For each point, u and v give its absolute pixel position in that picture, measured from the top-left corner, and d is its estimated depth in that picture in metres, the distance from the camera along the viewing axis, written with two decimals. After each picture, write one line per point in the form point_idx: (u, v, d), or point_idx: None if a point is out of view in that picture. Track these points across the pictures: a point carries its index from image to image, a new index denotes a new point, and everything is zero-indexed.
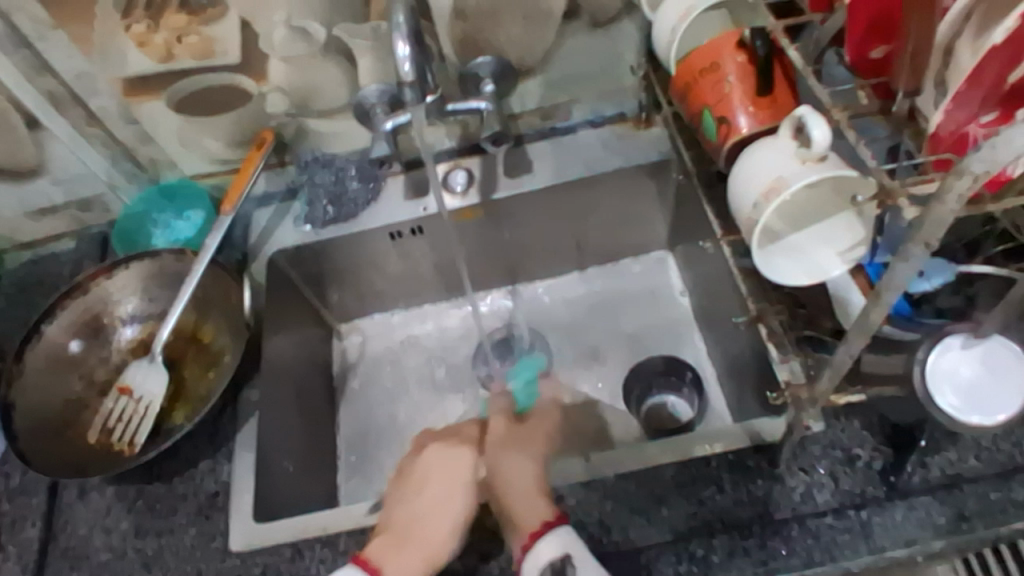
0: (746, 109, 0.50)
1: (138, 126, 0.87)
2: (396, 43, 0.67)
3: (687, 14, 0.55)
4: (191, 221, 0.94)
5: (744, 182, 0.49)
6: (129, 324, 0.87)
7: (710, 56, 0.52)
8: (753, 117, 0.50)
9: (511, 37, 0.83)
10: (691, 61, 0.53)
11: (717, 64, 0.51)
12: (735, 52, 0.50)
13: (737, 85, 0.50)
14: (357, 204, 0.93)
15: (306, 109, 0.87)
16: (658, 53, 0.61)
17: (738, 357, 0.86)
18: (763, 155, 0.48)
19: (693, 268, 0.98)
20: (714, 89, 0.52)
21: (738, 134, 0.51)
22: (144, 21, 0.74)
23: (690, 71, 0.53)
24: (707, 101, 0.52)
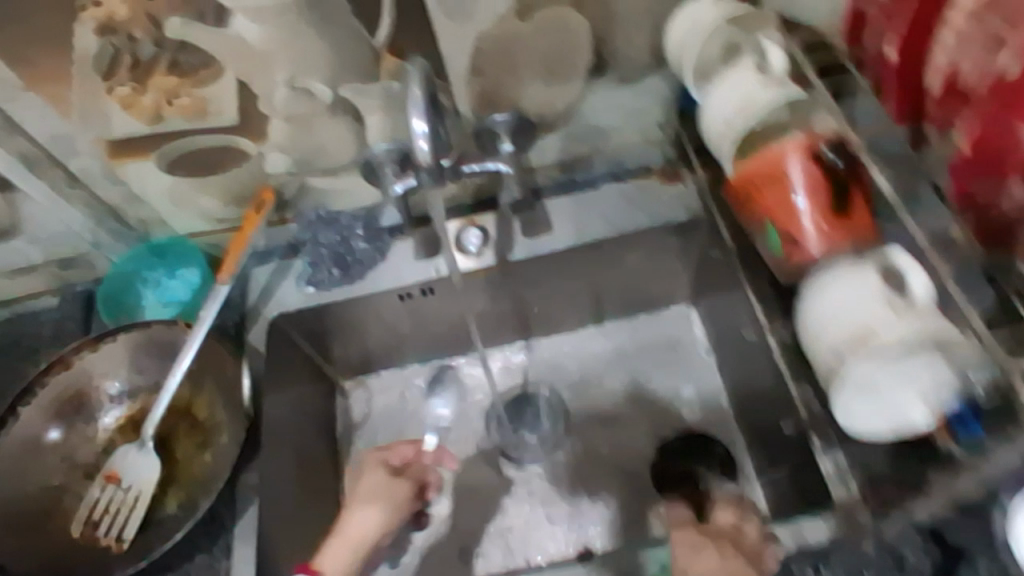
0: (819, 228, 0.54)
1: (124, 187, 0.80)
2: (413, 118, 0.60)
3: (749, 109, 0.56)
4: (184, 282, 0.87)
5: (826, 312, 0.52)
6: (116, 403, 0.80)
7: (782, 167, 0.54)
8: (826, 237, 0.54)
9: (530, 92, 0.76)
10: (758, 167, 0.55)
11: (789, 178, 0.54)
12: (808, 167, 0.53)
13: (812, 204, 0.53)
14: (364, 264, 0.87)
15: (309, 167, 0.80)
16: (708, 135, 0.61)
17: (767, 433, 0.80)
18: (848, 291, 0.52)
19: (720, 326, 0.88)
20: (785, 203, 0.54)
21: (806, 250, 0.55)
22: (129, 83, 0.67)
23: (757, 180, 0.55)
24: (775, 213, 0.55)
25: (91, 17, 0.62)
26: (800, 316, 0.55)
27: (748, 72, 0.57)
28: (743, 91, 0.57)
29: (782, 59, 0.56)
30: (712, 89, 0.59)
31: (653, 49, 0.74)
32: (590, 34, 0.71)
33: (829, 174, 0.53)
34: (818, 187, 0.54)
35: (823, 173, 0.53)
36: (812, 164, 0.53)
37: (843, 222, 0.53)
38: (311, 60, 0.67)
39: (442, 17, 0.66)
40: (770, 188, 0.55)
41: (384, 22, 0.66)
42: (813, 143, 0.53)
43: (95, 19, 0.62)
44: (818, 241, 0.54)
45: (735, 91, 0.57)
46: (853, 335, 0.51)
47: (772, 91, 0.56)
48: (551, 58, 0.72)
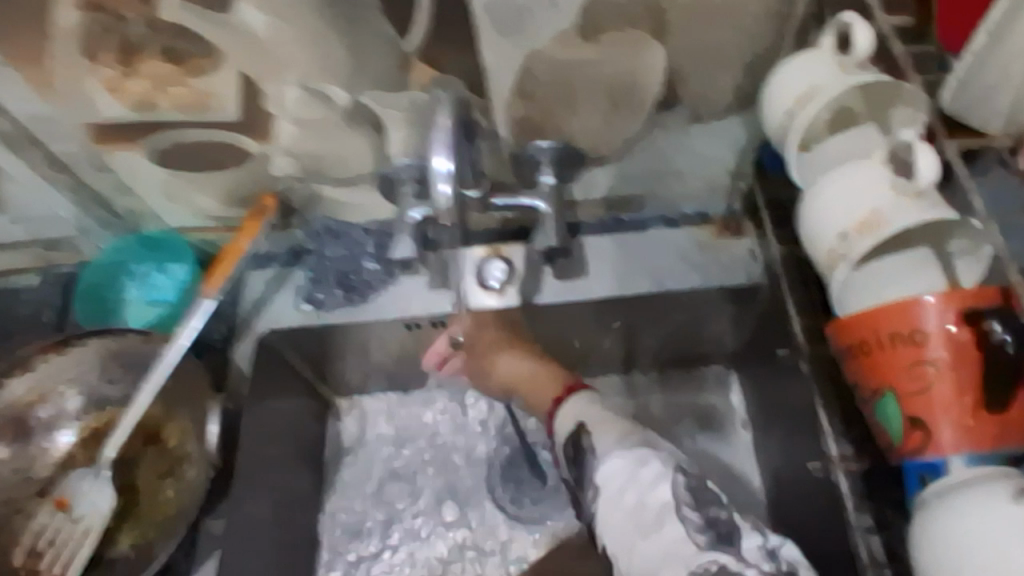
0: (958, 417, 0.43)
1: (113, 175, 0.70)
2: (435, 154, 0.49)
3: (876, 227, 0.44)
4: (171, 280, 0.77)
5: (953, 546, 0.40)
6: (65, 431, 0.71)
7: (920, 325, 0.43)
8: (966, 432, 0.43)
9: (583, 123, 0.64)
10: (887, 317, 0.44)
11: (927, 341, 0.43)
12: (959, 332, 0.42)
13: (952, 382, 0.43)
14: (371, 288, 0.76)
15: (319, 175, 0.70)
16: (807, 240, 0.49)
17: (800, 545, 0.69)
18: (991, 526, 0.39)
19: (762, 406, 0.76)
20: (915, 373, 0.44)
21: (934, 439, 0.44)
22: (116, 66, 0.57)
23: (884, 333, 0.44)
24: (898, 382, 0.45)
25: None
26: (913, 538, 0.43)
27: (879, 171, 0.45)
28: (871, 202, 0.45)
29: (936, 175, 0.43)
30: (826, 187, 0.47)
31: (737, 89, 0.62)
32: (664, 66, 0.59)
33: (983, 349, 0.43)
34: (962, 362, 0.43)
35: (974, 346, 0.43)
36: (961, 330, 0.42)
37: (993, 418, 0.43)
38: (329, 62, 0.57)
39: (489, 28, 0.55)
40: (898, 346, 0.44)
41: (419, 21, 0.54)
42: (969, 301, 0.42)
43: None
44: (954, 434, 0.43)
45: (860, 200, 0.45)
46: None
47: (911, 210, 0.43)
48: (613, 85, 0.61)
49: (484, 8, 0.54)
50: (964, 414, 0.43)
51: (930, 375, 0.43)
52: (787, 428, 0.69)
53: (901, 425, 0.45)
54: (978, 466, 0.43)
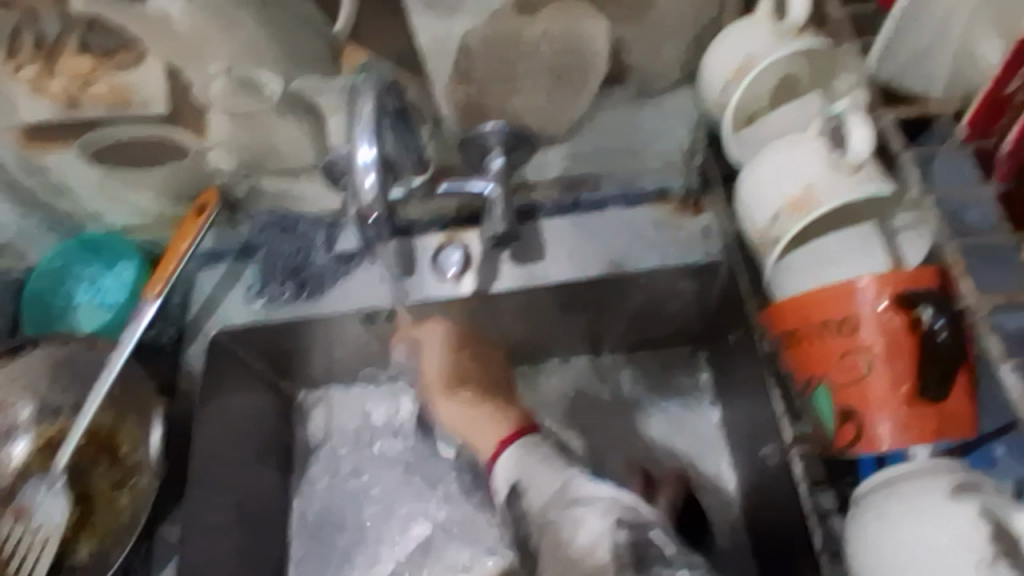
0: (894, 408, 0.42)
1: (47, 177, 0.68)
2: (358, 144, 0.47)
3: (808, 205, 0.44)
4: (120, 279, 0.75)
5: (891, 552, 0.40)
6: (21, 437, 0.70)
7: (853, 310, 0.42)
8: (902, 424, 0.42)
9: (528, 105, 0.62)
10: (816, 304, 0.43)
11: (859, 327, 0.42)
12: (890, 317, 0.41)
13: (887, 371, 0.42)
14: (324, 281, 0.74)
15: (261, 169, 0.68)
16: (746, 222, 0.48)
17: (766, 520, 0.67)
18: (923, 530, 0.39)
19: (725, 379, 0.74)
20: (848, 360, 0.43)
21: (871, 432, 0.43)
22: (35, 65, 0.55)
23: (815, 321, 0.44)
24: (833, 372, 0.44)
25: None
26: (852, 536, 0.42)
27: (816, 148, 0.44)
28: (803, 178, 0.44)
29: (869, 149, 0.41)
30: (757, 165, 0.46)
31: (683, 62, 0.60)
32: (606, 40, 0.57)
33: (917, 337, 0.42)
34: (896, 350, 0.42)
35: (907, 334, 0.42)
36: (892, 316, 0.42)
37: (931, 408, 0.42)
38: (254, 50, 0.54)
39: (419, 7, 0.53)
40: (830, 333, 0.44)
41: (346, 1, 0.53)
42: (902, 286, 0.42)
43: None
44: (890, 425, 0.42)
45: (794, 177, 0.44)
46: None
47: (843, 188, 0.43)
48: (554, 62, 0.58)
49: None
50: (899, 404, 0.42)
51: (864, 362, 0.43)
52: (751, 409, 0.68)
53: (835, 418, 0.44)
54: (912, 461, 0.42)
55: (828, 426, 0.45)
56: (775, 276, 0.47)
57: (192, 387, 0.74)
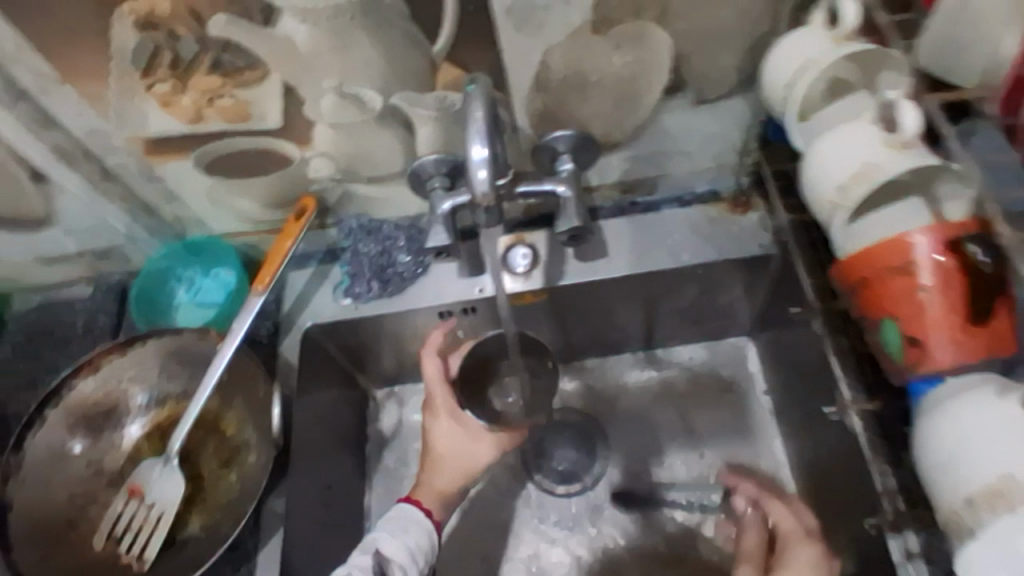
0: (952, 335, 0.47)
1: (161, 185, 0.76)
2: (472, 143, 0.54)
3: (868, 176, 0.49)
4: (219, 281, 0.83)
5: (951, 447, 0.44)
6: (136, 418, 0.77)
7: (912, 252, 0.47)
8: (961, 347, 0.47)
9: (597, 111, 0.69)
10: (878, 253, 0.48)
11: (918, 267, 0.47)
12: (944, 256, 0.46)
13: (945, 303, 0.47)
14: (405, 278, 0.81)
15: (354, 175, 0.75)
16: (812, 199, 0.54)
17: (824, 489, 0.72)
18: (977, 428, 0.44)
19: (778, 364, 0.81)
20: (910, 299, 0.48)
21: (933, 361, 0.47)
22: (168, 82, 0.62)
23: (878, 265, 0.49)
24: (895, 309, 0.49)
25: (129, 11, 0.57)
26: (919, 446, 0.47)
27: (870, 130, 0.50)
28: (863, 155, 0.49)
29: (920, 122, 0.48)
30: (819, 144, 0.52)
31: (738, 69, 0.67)
32: (671, 50, 0.64)
33: (968, 271, 0.47)
34: (951, 286, 0.47)
35: (960, 271, 0.47)
36: (947, 256, 0.46)
37: (985, 333, 0.47)
38: (363, 65, 0.62)
39: (510, 26, 0.60)
40: (891, 277, 0.49)
41: (446, 21, 0.59)
42: (953, 231, 0.46)
43: (134, 15, 0.57)
44: (950, 350, 0.47)
45: (855, 154, 0.50)
46: (985, 484, 0.42)
47: (900, 158, 0.48)
48: (624, 72, 0.65)
49: (505, 7, 0.58)
50: (957, 333, 0.47)
51: (924, 300, 0.47)
52: (807, 388, 0.73)
53: (902, 350, 0.49)
54: (964, 378, 0.47)
55: (896, 360, 0.50)
56: (842, 242, 0.52)
57: (285, 384, 0.80)
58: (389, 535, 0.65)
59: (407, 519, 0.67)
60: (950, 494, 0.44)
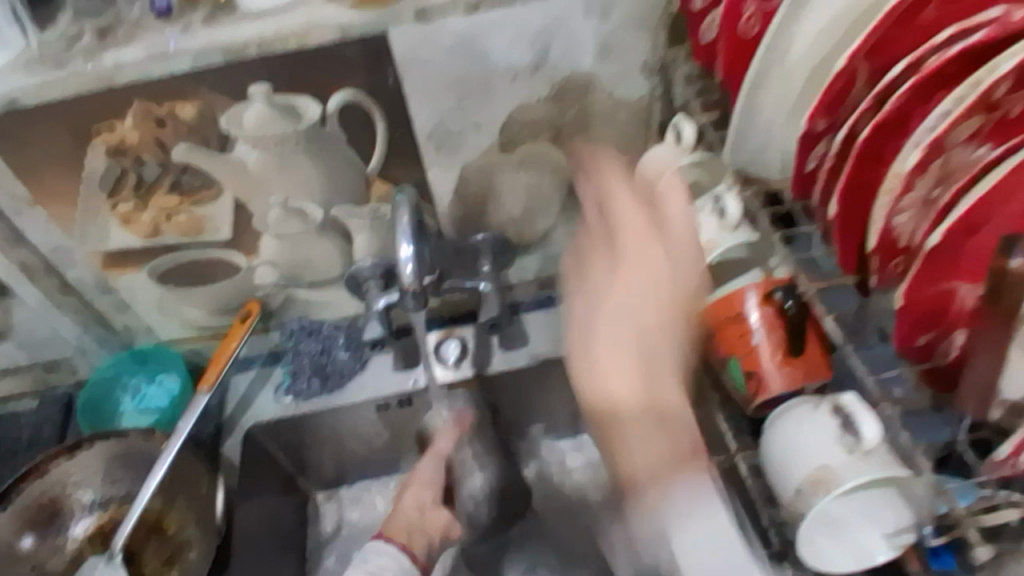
0: (779, 367, 0.58)
1: (115, 296, 0.82)
2: (401, 243, 0.64)
3: (708, 250, 0.60)
4: (164, 387, 0.87)
5: (783, 449, 0.53)
6: (81, 518, 0.80)
7: (741, 305, 0.59)
8: (787, 376, 0.58)
9: (510, 217, 0.81)
10: (716, 307, 0.60)
11: (747, 318, 0.58)
12: (763, 305, 0.58)
13: (770, 343, 0.58)
14: (344, 375, 0.88)
15: (297, 281, 0.84)
16: None
17: None
18: (802, 432, 0.52)
19: None
20: (744, 341, 0.59)
21: (769, 389, 0.59)
22: (131, 201, 0.71)
23: (720, 319, 0.60)
24: (733, 350, 0.59)
25: (102, 142, 0.66)
26: (764, 452, 0.56)
27: (707, 218, 0.61)
28: (706, 236, 0.61)
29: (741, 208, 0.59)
30: None
31: None
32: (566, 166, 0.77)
33: (782, 318, 0.57)
34: (772, 327, 0.58)
35: (777, 315, 0.58)
36: (767, 311, 0.58)
37: (803, 362, 0.58)
38: (306, 182, 0.72)
39: (431, 148, 0.72)
40: (728, 324, 0.59)
41: (377, 145, 0.71)
42: (767, 285, 0.58)
43: (106, 144, 0.67)
44: (779, 379, 0.58)
45: (697, 235, 0.61)
46: (809, 473, 0.51)
47: (729, 238, 0.60)
48: (528, 184, 0.78)
49: (426, 133, 0.70)
50: (781, 367, 0.58)
51: (754, 342, 0.58)
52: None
53: (744, 383, 0.60)
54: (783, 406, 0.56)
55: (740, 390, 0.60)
56: None
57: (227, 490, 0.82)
58: (356, 568, 0.70)
59: (375, 550, 0.72)
60: (786, 487, 0.53)
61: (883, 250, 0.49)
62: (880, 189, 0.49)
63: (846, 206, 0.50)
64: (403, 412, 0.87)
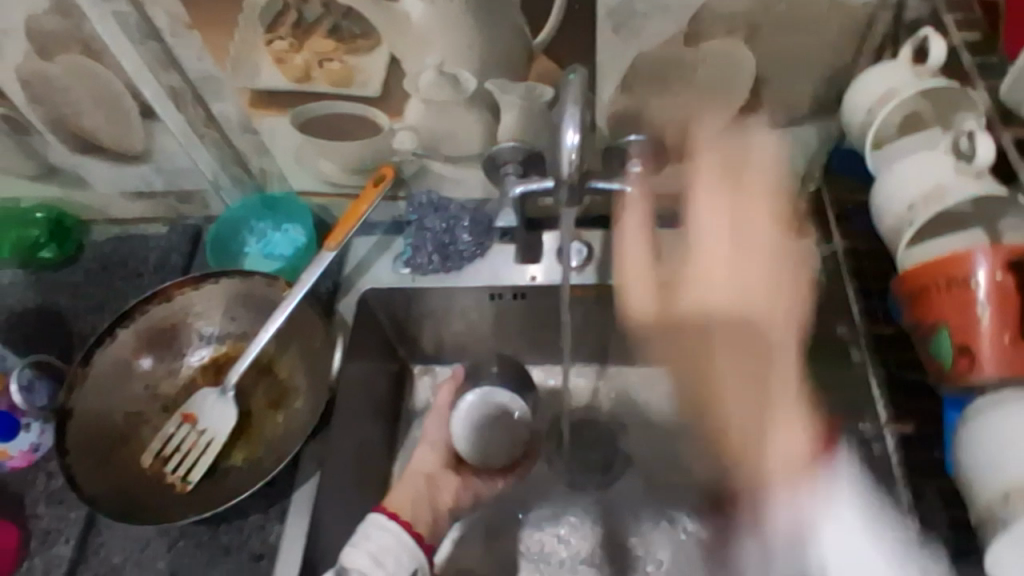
0: (998, 338, 0.51)
1: (255, 137, 0.81)
2: (565, 128, 0.59)
3: (936, 198, 0.54)
4: (289, 236, 0.87)
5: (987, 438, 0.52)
6: (208, 341, 0.82)
7: (969, 274, 0.52)
8: (1009, 356, 0.51)
9: (675, 120, 0.74)
10: (936, 267, 0.53)
11: (972, 283, 0.52)
12: (1003, 271, 0.51)
13: (995, 323, 0.51)
14: (464, 257, 0.85)
15: (435, 152, 0.80)
16: (881, 218, 0.59)
17: None
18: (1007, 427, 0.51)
19: None
20: (965, 312, 0.52)
21: (980, 370, 0.52)
22: (287, 39, 0.68)
23: (932, 282, 0.53)
24: (949, 317, 0.53)
25: None
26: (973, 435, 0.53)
27: (943, 159, 0.55)
28: (932, 180, 0.55)
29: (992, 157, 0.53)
30: (886, 182, 0.58)
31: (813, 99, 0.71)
32: (753, 69, 0.69)
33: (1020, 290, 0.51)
34: (1007, 302, 0.51)
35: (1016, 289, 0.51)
36: None
37: None
38: (466, 45, 0.67)
39: (609, 30, 0.65)
40: (946, 290, 0.53)
41: (552, 17, 0.64)
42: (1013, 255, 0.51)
43: None
44: (995, 361, 0.51)
45: (921, 177, 0.55)
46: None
47: (965, 185, 0.54)
48: (704, 87, 0.70)
49: (606, 11, 0.64)
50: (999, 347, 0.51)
51: (976, 317, 0.52)
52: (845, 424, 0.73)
53: (950, 357, 0.54)
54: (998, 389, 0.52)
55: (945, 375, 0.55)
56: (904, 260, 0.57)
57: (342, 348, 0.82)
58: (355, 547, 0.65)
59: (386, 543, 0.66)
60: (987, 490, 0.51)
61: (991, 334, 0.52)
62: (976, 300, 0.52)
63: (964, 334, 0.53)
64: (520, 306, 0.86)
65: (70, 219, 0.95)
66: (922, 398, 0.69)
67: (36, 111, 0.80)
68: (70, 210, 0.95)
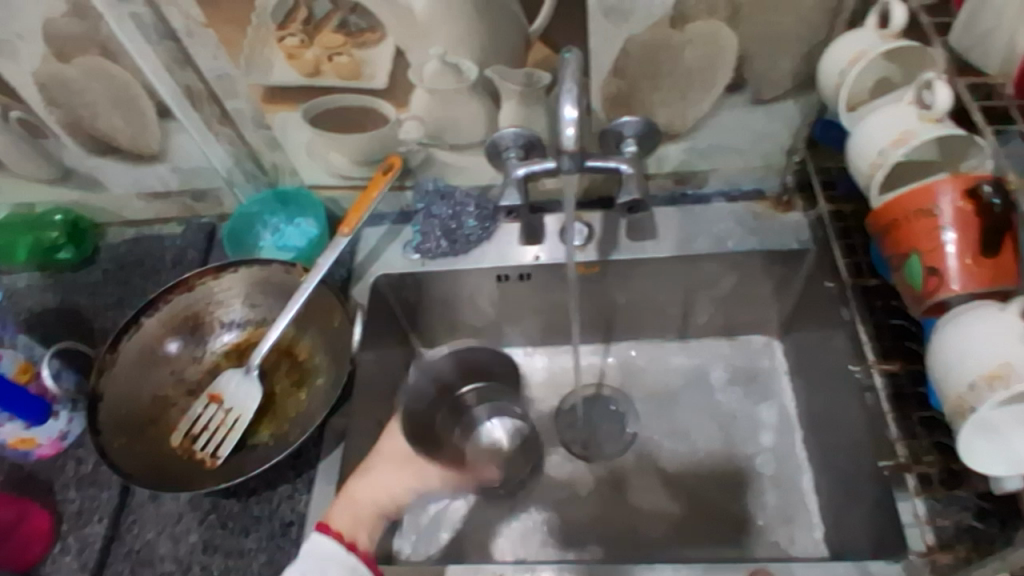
0: (962, 258, 0.54)
1: (268, 132, 0.85)
2: (564, 104, 0.63)
3: (903, 142, 0.58)
4: (301, 229, 0.91)
5: (958, 341, 0.53)
6: (229, 328, 0.86)
7: (931, 201, 0.55)
8: (973, 273, 0.53)
9: (664, 100, 0.78)
10: (902, 199, 0.56)
11: (935, 211, 0.55)
12: (962, 197, 0.54)
13: (961, 245, 0.54)
14: (470, 241, 0.89)
15: (439, 140, 0.85)
16: (854, 168, 0.63)
17: (840, 458, 0.78)
18: (982, 328, 0.52)
19: (805, 352, 0.87)
20: (932, 236, 0.55)
21: (946, 290, 0.55)
22: (298, 35, 0.72)
23: (901, 213, 0.57)
24: (917, 244, 0.56)
25: None
26: (943, 344, 0.54)
27: (908, 108, 0.59)
28: (898, 128, 0.59)
29: (949, 102, 0.56)
30: (860, 127, 0.62)
31: (795, 75, 0.76)
32: (736, 51, 0.73)
33: (984, 214, 0.53)
34: (967, 226, 0.54)
35: (976, 213, 0.54)
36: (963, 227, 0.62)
37: (996, 264, 0.53)
38: (466, 35, 0.72)
39: (601, 15, 0.70)
40: (915, 218, 0.56)
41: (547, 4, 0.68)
42: (970, 181, 0.54)
43: None
44: (961, 279, 0.54)
45: (888, 128, 0.59)
46: (988, 368, 0.50)
47: (929, 129, 0.57)
48: (690, 67, 0.74)
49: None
50: (964, 265, 0.54)
51: (941, 239, 0.54)
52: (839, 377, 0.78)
53: (920, 279, 0.56)
54: (965, 305, 0.54)
55: (917, 299, 0.57)
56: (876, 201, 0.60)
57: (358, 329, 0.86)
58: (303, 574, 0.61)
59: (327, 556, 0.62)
60: (957, 386, 0.52)
61: (955, 253, 0.54)
62: (940, 224, 0.55)
63: (935, 258, 0.55)
64: (525, 286, 0.90)
65: (85, 222, 0.98)
66: (907, 342, 0.72)
67: (54, 115, 0.83)
68: (86, 213, 0.99)
